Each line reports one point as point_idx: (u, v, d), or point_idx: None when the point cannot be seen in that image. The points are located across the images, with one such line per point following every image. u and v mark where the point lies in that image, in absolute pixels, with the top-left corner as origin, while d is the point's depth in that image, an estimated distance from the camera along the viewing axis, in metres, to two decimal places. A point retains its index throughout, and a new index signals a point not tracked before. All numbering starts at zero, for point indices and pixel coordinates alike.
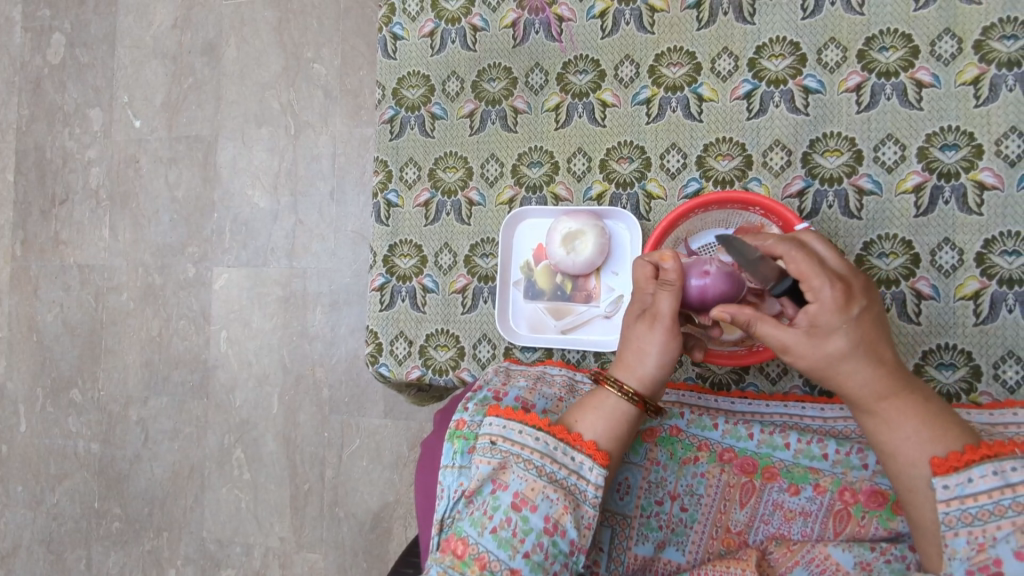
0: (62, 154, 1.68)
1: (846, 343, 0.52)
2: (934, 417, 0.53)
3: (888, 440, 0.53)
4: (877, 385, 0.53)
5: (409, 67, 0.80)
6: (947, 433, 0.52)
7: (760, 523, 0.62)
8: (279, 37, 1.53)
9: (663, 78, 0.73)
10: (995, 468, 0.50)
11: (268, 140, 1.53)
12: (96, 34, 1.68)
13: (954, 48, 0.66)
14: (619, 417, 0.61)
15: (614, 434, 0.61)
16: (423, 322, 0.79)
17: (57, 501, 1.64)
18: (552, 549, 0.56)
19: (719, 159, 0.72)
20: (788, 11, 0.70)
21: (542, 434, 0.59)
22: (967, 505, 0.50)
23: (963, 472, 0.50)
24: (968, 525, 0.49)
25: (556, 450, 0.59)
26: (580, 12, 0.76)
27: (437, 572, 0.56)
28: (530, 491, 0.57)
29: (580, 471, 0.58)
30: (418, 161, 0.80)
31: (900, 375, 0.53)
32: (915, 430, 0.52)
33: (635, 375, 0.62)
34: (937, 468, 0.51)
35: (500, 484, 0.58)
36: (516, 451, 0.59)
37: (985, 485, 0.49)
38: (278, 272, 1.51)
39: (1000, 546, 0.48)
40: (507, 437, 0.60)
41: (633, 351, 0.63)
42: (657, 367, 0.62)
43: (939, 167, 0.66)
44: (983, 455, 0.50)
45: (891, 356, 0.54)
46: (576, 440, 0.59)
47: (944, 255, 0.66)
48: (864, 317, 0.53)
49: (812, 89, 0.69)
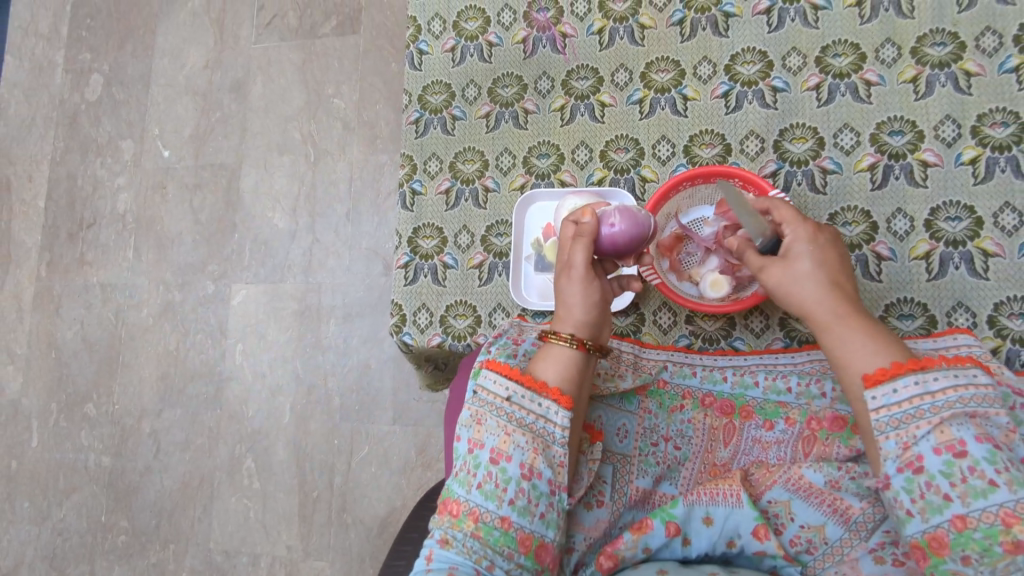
0: (93, 182, 1.80)
1: (809, 264, 0.64)
2: (883, 339, 0.60)
3: (840, 352, 0.61)
4: (831, 305, 0.62)
5: (432, 77, 0.93)
6: (891, 351, 0.59)
7: (743, 454, 0.71)
8: (302, 76, 1.69)
9: (653, 82, 0.86)
10: (917, 378, 0.56)
11: (288, 166, 1.66)
12: (132, 74, 1.83)
13: (894, 53, 0.79)
14: (570, 362, 0.68)
15: (571, 377, 0.67)
16: (443, 294, 0.88)
17: (63, 515, 1.65)
18: (533, 491, 0.61)
19: (703, 148, 0.84)
20: (756, 27, 0.83)
21: (510, 385, 0.65)
22: (893, 412, 0.56)
23: (888, 384, 0.57)
24: (895, 428, 0.56)
25: (524, 398, 0.65)
26: (580, 29, 0.89)
27: (440, 533, 0.62)
28: (504, 443, 0.63)
29: (548, 415, 0.64)
30: (439, 155, 0.91)
31: (855, 299, 0.63)
32: (864, 344, 0.60)
33: (571, 325, 0.70)
34: (868, 382, 0.58)
35: (477, 442, 0.64)
36: (490, 401, 0.65)
37: (907, 394, 0.56)
38: (294, 287, 1.60)
39: (921, 443, 0.55)
40: (482, 390, 0.66)
41: (562, 306, 0.72)
42: (585, 312, 0.71)
43: (889, 150, 0.78)
44: (908, 368, 0.57)
45: (847, 286, 0.64)
46: (542, 388, 0.66)
47: (898, 222, 0.76)
48: (828, 253, 0.65)
49: (779, 88, 0.82)
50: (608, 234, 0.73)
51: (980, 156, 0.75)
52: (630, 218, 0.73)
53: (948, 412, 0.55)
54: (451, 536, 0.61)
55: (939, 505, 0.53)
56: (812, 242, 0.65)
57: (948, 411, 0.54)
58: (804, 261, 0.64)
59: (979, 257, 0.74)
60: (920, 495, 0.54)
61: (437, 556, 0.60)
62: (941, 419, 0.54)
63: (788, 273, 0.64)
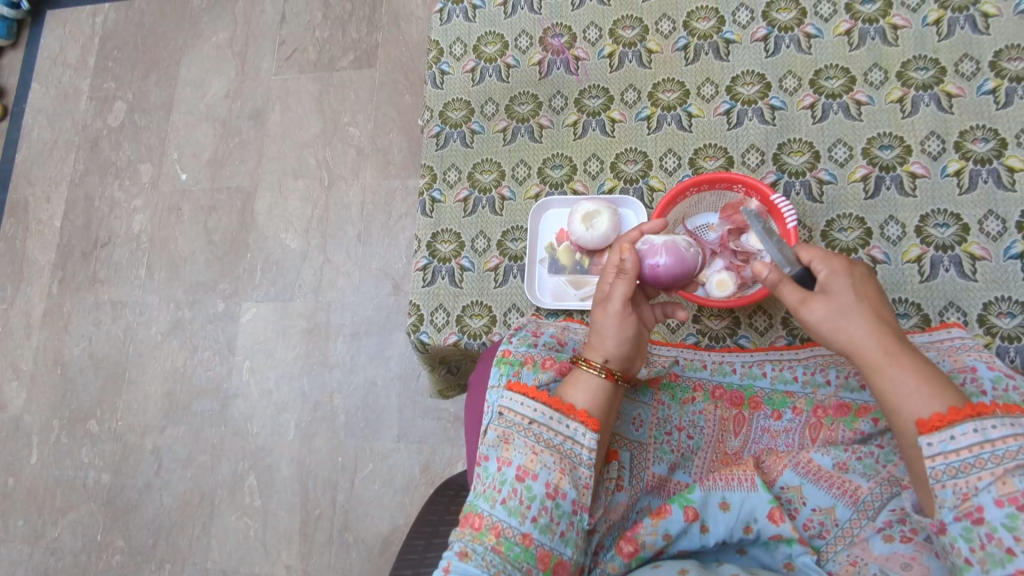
0: (110, 204, 1.85)
1: (852, 300, 0.64)
2: (935, 378, 0.60)
3: (893, 393, 0.60)
4: (881, 343, 0.61)
5: (453, 95, 1.00)
6: (945, 393, 0.59)
7: (753, 443, 0.75)
8: (319, 105, 1.77)
9: (660, 101, 0.93)
10: (975, 426, 0.56)
11: (302, 190, 1.72)
12: (154, 102, 1.91)
13: (881, 77, 0.86)
14: (599, 390, 0.70)
15: (599, 403, 0.69)
16: (460, 295, 0.92)
17: (58, 534, 1.63)
18: (556, 510, 0.63)
19: (707, 160, 0.90)
20: (754, 52, 0.91)
21: (540, 406, 0.67)
22: (950, 460, 0.56)
23: (945, 431, 0.57)
24: (952, 477, 0.56)
25: (552, 419, 0.67)
26: (592, 53, 0.97)
27: (460, 546, 0.63)
28: (531, 461, 0.64)
29: (575, 437, 0.66)
30: (458, 166, 0.97)
31: (903, 338, 0.62)
32: (917, 386, 0.59)
33: (603, 354, 0.71)
34: (923, 427, 0.58)
35: (505, 460, 0.65)
36: (519, 421, 0.67)
37: (966, 441, 0.56)
38: (303, 306, 1.63)
39: (981, 494, 0.55)
40: (512, 409, 0.68)
41: (595, 334, 0.73)
42: (618, 344, 0.72)
43: (880, 162, 0.84)
44: (966, 415, 0.56)
45: (892, 324, 0.63)
46: (570, 410, 0.67)
47: (890, 229, 0.82)
48: (865, 288, 0.65)
49: (777, 106, 0.89)
50: (650, 267, 0.77)
51: (964, 168, 0.81)
52: (674, 253, 0.77)
53: (1011, 463, 0.54)
54: (471, 549, 0.62)
55: (1001, 558, 0.53)
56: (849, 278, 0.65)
57: (1011, 462, 0.54)
58: (848, 296, 0.63)
59: (968, 261, 0.78)
60: (980, 546, 0.54)
61: (456, 567, 0.61)
62: (1004, 470, 0.54)
63: (835, 309, 0.63)
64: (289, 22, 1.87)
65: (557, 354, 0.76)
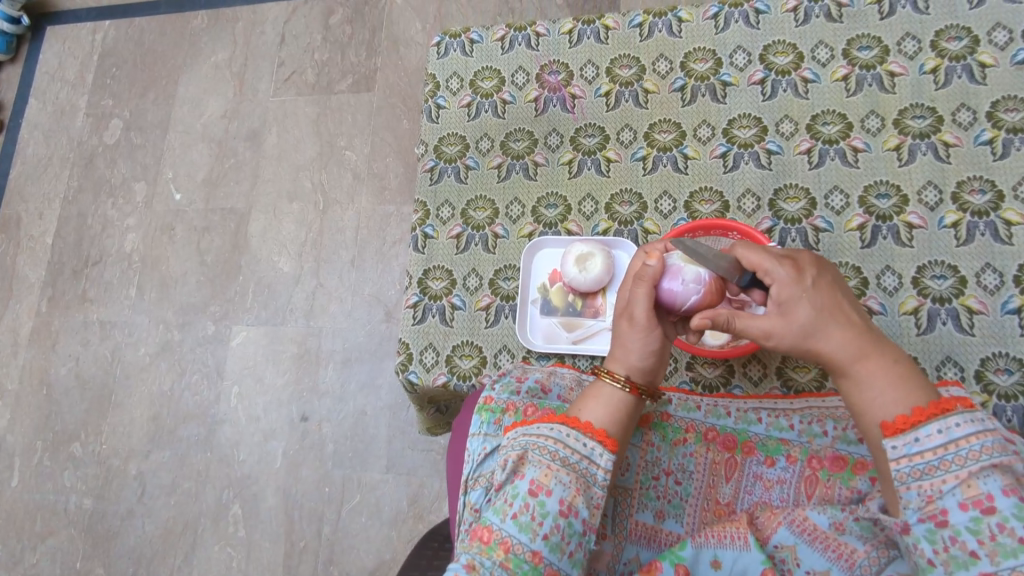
0: (102, 222, 1.84)
1: (809, 311, 0.64)
2: (898, 378, 0.61)
3: (858, 399, 0.63)
4: (845, 352, 0.63)
5: (448, 129, 0.99)
6: (908, 394, 0.60)
7: (745, 493, 0.72)
8: (316, 128, 1.77)
9: (656, 142, 0.92)
10: (940, 427, 0.58)
11: (297, 213, 1.71)
12: (151, 121, 1.91)
13: (878, 124, 0.86)
14: (619, 406, 0.69)
15: (616, 419, 0.69)
16: (450, 334, 0.90)
17: (36, 561, 1.60)
18: (568, 529, 0.63)
19: (702, 204, 0.89)
20: (751, 95, 0.90)
21: (557, 425, 0.67)
22: (915, 462, 0.58)
23: (910, 433, 0.59)
24: (917, 479, 0.58)
25: (569, 437, 0.66)
26: (589, 91, 0.96)
27: (466, 558, 0.62)
28: (545, 476, 0.64)
29: (592, 456, 0.65)
30: (452, 203, 0.96)
31: (870, 339, 0.63)
32: (882, 391, 0.61)
33: (625, 367, 0.70)
34: (886, 430, 0.60)
35: (519, 474, 0.65)
36: (537, 439, 0.66)
37: (931, 443, 0.57)
38: (294, 331, 1.61)
39: (946, 497, 0.57)
40: (528, 433, 0.68)
41: (618, 347, 0.72)
42: (642, 358, 0.70)
43: (877, 211, 0.83)
44: (930, 415, 0.58)
45: (854, 323, 0.64)
46: (587, 427, 0.67)
47: (887, 279, 0.81)
48: (821, 290, 0.65)
49: (773, 151, 0.88)
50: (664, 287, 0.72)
51: (961, 220, 0.80)
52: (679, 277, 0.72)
53: (975, 465, 0.56)
54: (478, 561, 0.61)
55: (965, 560, 0.55)
56: (802, 285, 0.65)
57: (975, 465, 0.56)
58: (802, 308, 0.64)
59: (965, 314, 0.77)
60: (943, 548, 0.56)
61: None
62: (968, 473, 0.56)
63: (792, 326, 0.65)
64: (288, 44, 1.87)
65: (538, 400, 0.74)
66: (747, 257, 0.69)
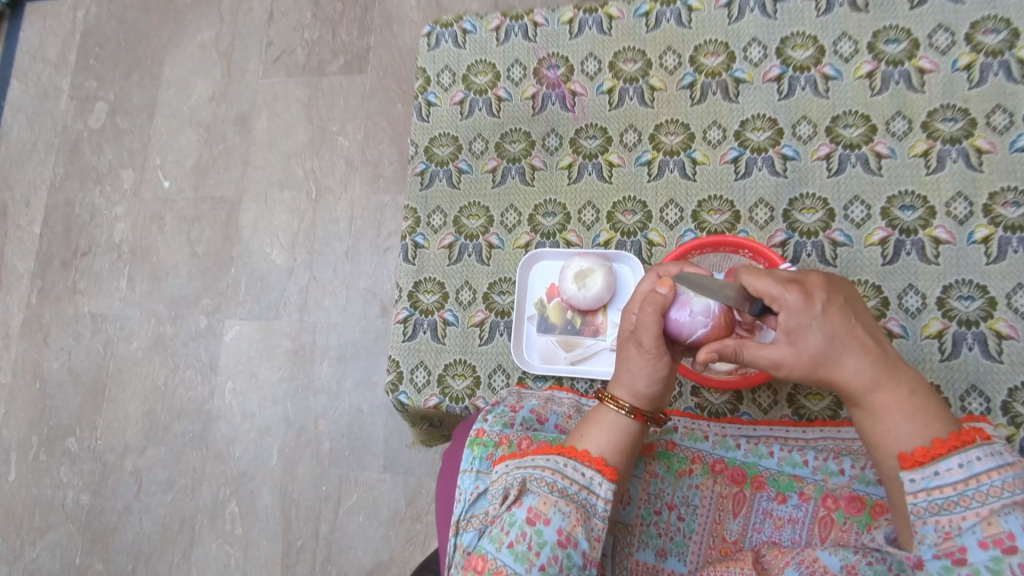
0: (90, 210, 1.78)
1: (821, 340, 0.56)
2: (917, 409, 0.55)
3: (873, 431, 0.57)
4: (860, 383, 0.56)
5: (439, 129, 0.92)
6: (927, 426, 0.55)
7: (753, 531, 0.66)
8: (307, 112, 1.69)
9: (662, 144, 0.85)
10: (960, 460, 0.53)
11: (289, 202, 1.65)
12: (136, 104, 1.83)
13: (905, 126, 0.79)
14: (623, 435, 0.62)
15: (618, 448, 0.62)
16: (442, 352, 0.86)
17: (36, 555, 1.60)
18: (566, 561, 0.57)
19: (711, 214, 0.83)
20: (766, 94, 0.83)
21: (552, 455, 0.62)
22: (933, 496, 0.54)
23: (930, 466, 0.54)
24: (935, 513, 0.54)
25: (566, 467, 0.61)
26: (591, 88, 0.89)
27: None
28: (543, 505, 0.59)
29: (591, 486, 0.60)
30: (444, 209, 0.90)
31: (886, 366, 0.56)
32: (899, 424, 0.55)
33: (630, 395, 0.62)
34: (905, 463, 0.55)
35: (516, 502, 0.61)
36: (534, 468, 0.61)
37: (951, 477, 0.53)
38: (288, 325, 1.57)
39: (965, 535, 0.52)
40: (522, 465, 0.62)
41: (623, 371, 0.63)
42: (649, 386, 0.62)
43: (901, 224, 0.77)
44: (950, 448, 0.54)
45: (870, 350, 0.56)
46: (585, 456, 0.61)
47: (909, 299, 0.75)
48: (833, 315, 0.57)
49: (789, 156, 0.81)
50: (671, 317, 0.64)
51: (992, 235, 0.74)
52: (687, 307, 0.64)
53: (996, 502, 0.52)
54: None
55: None
56: (812, 310, 0.57)
57: (996, 501, 0.52)
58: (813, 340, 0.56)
59: (993, 339, 0.72)
60: None
61: None
62: (989, 510, 0.52)
63: (802, 358, 0.57)
64: (277, 21, 1.78)
65: (533, 434, 0.68)
66: (747, 278, 0.60)
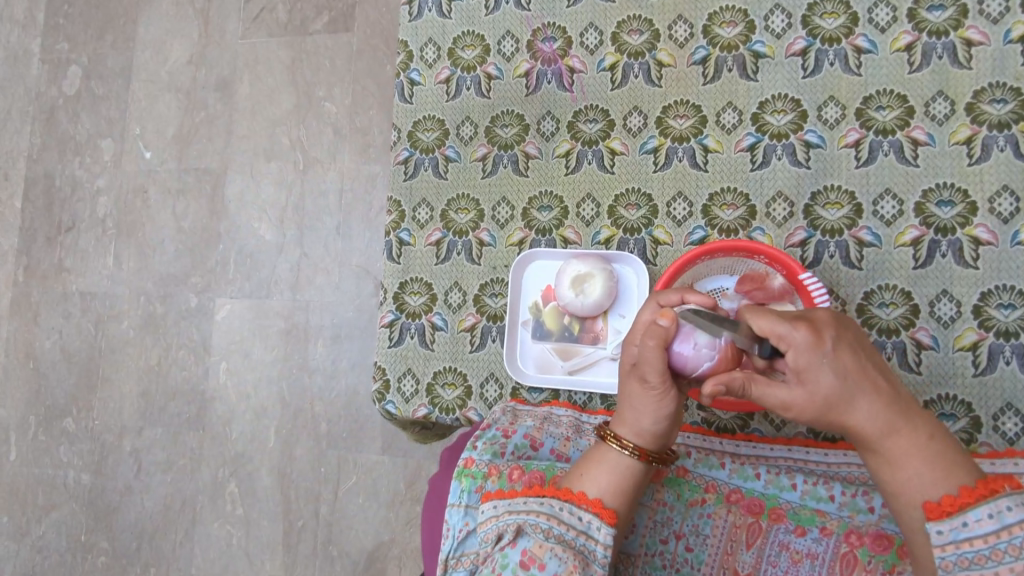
0: (71, 183, 1.71)
1: (833, 381, 0.50)
2: (937, 455, 0.50)
3: (890, 479, 0.51)
4: (875, 428, 0.51)
5: (424, 111, 0.83)
6: (949, 473, 0.50)
7: (767, 565, 0.61)
8: (292, 75, 1.58)
9: (670, 129, 0.76)
10: (991, 510, 0.48)
11: (276, 174, 1.56)
12: (112, 68, 1.72)
13: (947, 109, 0.69)
14: (626, 476, 0.59)
15: (621, 490, 0.58)
16: (431, 358, 0.80)
17: (42, 533, 1.61)
18: None
19: (724, 209, 0.75)
20: (789, 71, 0.73)
21: (547, 498, 0.58)
22: (963, 550, 0.49)
23: (957, 517, 0.49)
24: (965, 569, 0.48)
25: (562, 511, 0.57)
26: (591, 64, 0.79)
27: None
28: (538, 548, 0.55)
29: (589, 531, 0.56)
30: (430, 202, 0.82)
31: (901, 409, 0.51)
32: (920, 470, 0.50)
33: (634, 433, 0.59)
34: (931, 513, 0.50)
35: (509, 543, 0.57)
36: (528, 511, 0.57)
37: (981, 529, 0.48)
38: (280, 305, 1.52)
39: None
40: (513, 508, 0.58)
41: (627, 406, 0.60)
42: (654, 423, 0.58)
43: (936, 222, 0.69)
44: (979, 496, 0.49)
45: (884, 391, 0.51)
46: (581, 499, 0.58)
47: (942, 306, 0.68)
48: (844, 354, 0.51)
49: (813, 143, 0.72)
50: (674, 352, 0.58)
51: None
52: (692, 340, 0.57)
53: None
54: None
55: None
56: (823, 348, 0.51)
57: None
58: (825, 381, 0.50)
59: None
60: None
61: None
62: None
63: (814, 400, 0.51)
64: None
65: (524, 464, 0.64)
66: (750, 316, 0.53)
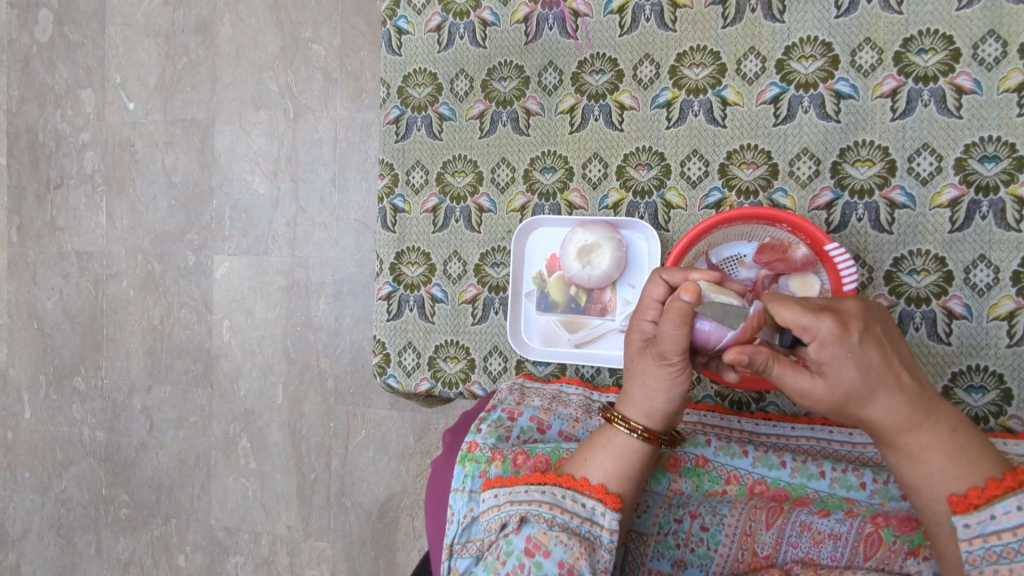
0: (55, 137, 1.64)
1: (857, 376, 0.46)
2: (960, 449, 0.47)
3: (910, 474, 0.48)
4: (897, 423, 0.47)
5: (414, 64, 0.78)
6: (974, 466, 0.47)
7: (788, 545, 0.58)
8: (275, 15, 1.46)
9: (685, 80, 0.71)
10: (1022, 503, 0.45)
11: (265, 123, 1.47)
12: (85, 10, 1.61)
13: (997, 52, 0.62)
14: (632, 460, 0.56)
15: (627, 475, 0.56)
16: (432, 331, 0.79)
17: (64, 487, 1.66)
18: None
19: (743, 168, 0.70)
20: (820, 9, 0.66)
21: (548, 486, 0.55)
22: (991, 543, 0.46)
23: (985, 510, 0.46)
24: (994, 563, 0.45)
25: (565, 498, 0.55)
26: (597, 7, 0.72)
27: None
28: (542, 535, 0.53)
29: (593, 517, 0.54)
30: (424, 164, 0.78)
31: (925, 403, 0.47)
32: (942, 465, 0.47)
33: (645, 414, 0.55)
34: (956, 506, 0.46)
35: (513, 529, 0.55)
36: (530, 499, 0.55)
37: (1010, 522, 0.45)
38: (279, 261, 1.48)
39: None
40: (514, 498, 0.56)
41: (638, 386, 0.56)
42: (667, 403, 0.55)
43: (977, 181, 0.64)
44: (1007, 489, 0.46)
45: (908, 385, 0.47)
46: (583, 485, 0.55)
47: (978, 272, 0.64)
48: (869, 348, 0.46)
49: (844, 94, 0.66)
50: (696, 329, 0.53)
51: None
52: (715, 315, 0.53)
53: None
54: None
55: None
56: (847, 341, 0.46)
57: None
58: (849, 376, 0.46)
59: None
60: None
61: None
62: None
63: (835, 395, 0.47)
64: None
65: (529, 447, 0.62)
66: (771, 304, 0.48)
